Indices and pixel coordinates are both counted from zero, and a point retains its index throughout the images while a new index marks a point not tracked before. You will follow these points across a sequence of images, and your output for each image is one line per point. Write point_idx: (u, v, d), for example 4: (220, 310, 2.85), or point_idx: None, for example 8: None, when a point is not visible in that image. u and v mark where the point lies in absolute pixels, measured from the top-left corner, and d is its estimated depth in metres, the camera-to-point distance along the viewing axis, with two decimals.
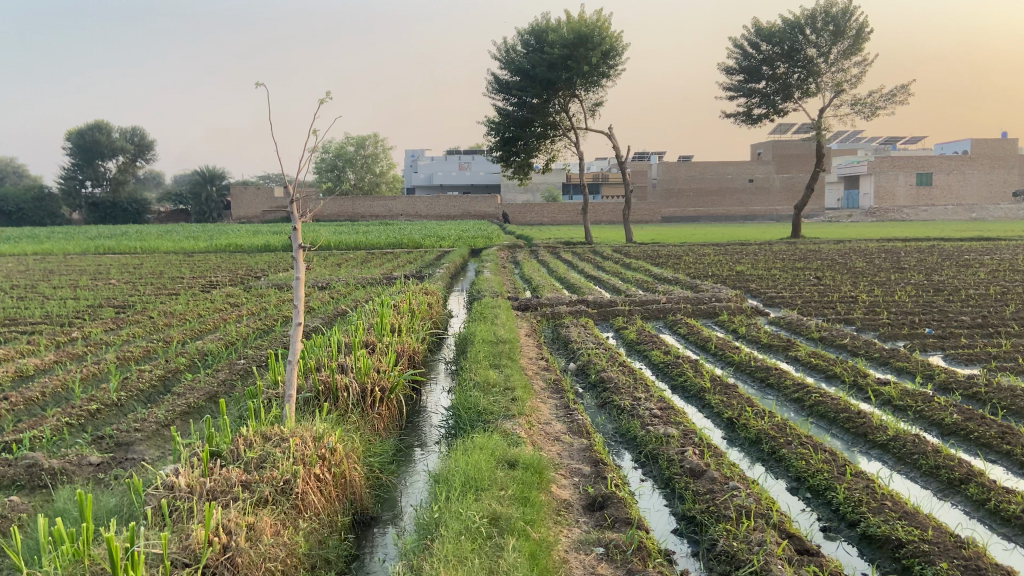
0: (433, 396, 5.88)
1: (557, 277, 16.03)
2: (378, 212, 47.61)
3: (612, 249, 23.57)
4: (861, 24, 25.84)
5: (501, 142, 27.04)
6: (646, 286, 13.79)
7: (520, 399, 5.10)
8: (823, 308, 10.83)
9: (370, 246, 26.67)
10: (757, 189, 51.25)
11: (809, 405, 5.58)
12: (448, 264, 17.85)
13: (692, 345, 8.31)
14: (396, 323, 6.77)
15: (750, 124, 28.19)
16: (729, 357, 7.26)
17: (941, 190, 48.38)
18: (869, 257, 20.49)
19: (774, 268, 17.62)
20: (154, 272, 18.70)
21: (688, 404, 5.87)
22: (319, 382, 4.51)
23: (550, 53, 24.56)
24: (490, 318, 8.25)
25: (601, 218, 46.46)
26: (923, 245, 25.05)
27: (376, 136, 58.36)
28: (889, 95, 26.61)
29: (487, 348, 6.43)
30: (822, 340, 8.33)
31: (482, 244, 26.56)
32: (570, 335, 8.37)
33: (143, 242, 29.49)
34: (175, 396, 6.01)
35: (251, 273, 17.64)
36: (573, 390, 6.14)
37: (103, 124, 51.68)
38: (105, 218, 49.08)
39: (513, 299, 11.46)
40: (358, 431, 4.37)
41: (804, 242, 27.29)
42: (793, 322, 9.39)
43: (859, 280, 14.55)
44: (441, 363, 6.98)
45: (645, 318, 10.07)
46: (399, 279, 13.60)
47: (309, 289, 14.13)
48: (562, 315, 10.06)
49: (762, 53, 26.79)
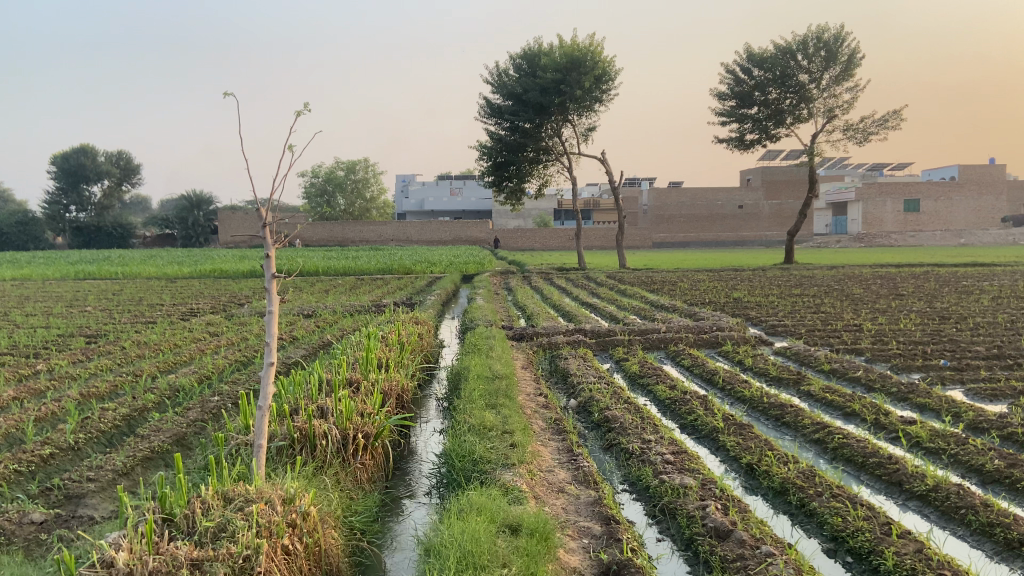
0: (423, 439, 5.38)
1: (551, 304, 15.62)
2: (368, 236, 47.24)
3: (606, 275, 23.21)
4: (852, 50, 25.82)
5: (493, 166, 26.77)
6: (643, 314, 13.37)
7: (519, 445, 4.61)
8: (829, 337, 10.40)
9: (359, 272, 26.22)
10: (746, 215, 51.24)
11: (832, 448, 5.10)
12: (439, 290, 17.42)
13: (697, 379, 7.82)
14: (384, 357, 6.28)
15: (742, 149, 28.02)
16: (738, 392, 6.80)
17: (929, 217, 48.44)
18: (866, 283, 20.19)
19: (771, 295, 17.24)
20: (135, 298, 18.20)
21: (700, 446, 5.37)
22: (294, 428, 4.02)
23: (542, 77, 24.37)
24: (485, 350, 7.75)
25: (592, 243, 46.23)
26: (918, 270, 24.78)
27: (367, 161, 58.12)
28: (881, 121, 26.55)
29: (483, 385, 5.93)
30: (833, 372, 7.87)
31: (473, 270, 26.17)
32: (569, 368, 7.89)
33: (126, 267, 28.93)
34: (138, 440, 5.54)
35: (234, 300, 17.12)
36: (575, 431, 5.64)
37: (89, 147, 51.27)
38: (90, 242, 48.41)
39: (507, 328, 11.00)
40: (338, 486, 3.87)
41: (798, 268, 27.03)
42: (801, 352, 8.93)
43: (859, 307, 14.19)
44: (432, 400, 6.48)
45: (645, 348, 9.62)
46: (387, 307, 13.13)
47: (295, 316, 13.67)
48: (559, 345, 9.59)
49: (754, 79, 26.69)
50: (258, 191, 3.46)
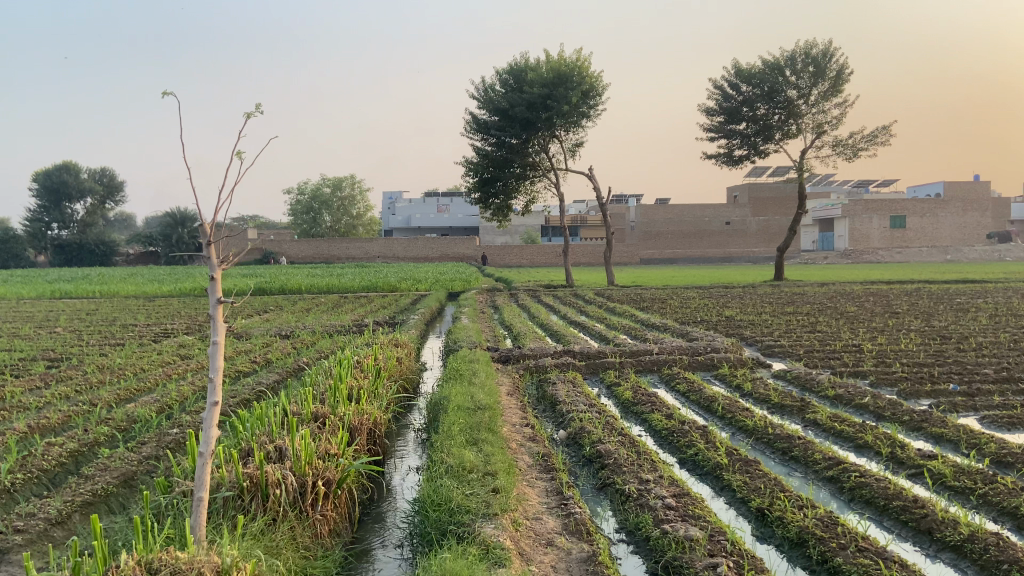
0: (399, 481, 4.87)
1: (537, 323, 15.12)
2: (354, 253, 46.68)
3: (595, 292, 22.79)
4: (841, 66, 25.71)
5: (480, 183, 26.34)
6: (634, 334, 12.92)
7: (503, 490, 4.08)
8: (829, 359, 9.97)
9: (343, 290, 25.66)
10: (734, 232, 51.06)
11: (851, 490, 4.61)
12: (424, 309, 16.89)
13: (695, 406, 7.32)
14: (357, 385, 5.76)
15: (731, 166, 27.77)
16: (740, 422, 6.32)
17: (916, 233, 48.42)
18: (860, 301, 19.88)
19: (764, 313, 16.82)
20: (110, 319, 17.55)
21: (704, 487, 4.89)
22: (243, 476, 3.50)
23: (529, 93, 24.03)
24: (468, 375, 7.24)
25: (580, 259, 45.86)
26: (909, 287, 24.53)
27: (353, 177, 57.60)
28: (870, 137, 26.41)
29: (465, 416, 5.43)
30: (838, 399, 7.41)
31: (460, 287, 25.66)
32: (558, 394, 7.38)
33: (103, 286, 28.14)
34: (80, 481, 4.97)
35: (210, 320, 16.50)
36: (566, 469, 5.14)
37: (71, 164, 50.50)
38: (71, 261, 47.47)
39: (493, 350, 10.47)
40: (292, 547, 3.34)
41: (787, 285, 26.71)
42: (802, 377, 8.47)
43: (854, 326, 13.79)
44: (410, 434, 5.94)
45: (638, 371, 9.13)
46: (368, 327, 12.61)
47: (273, 337, 13.09)
48: (547, 368, 9.09)
49: (742, 94, 26.50)
50: (203, 208, 3.03)
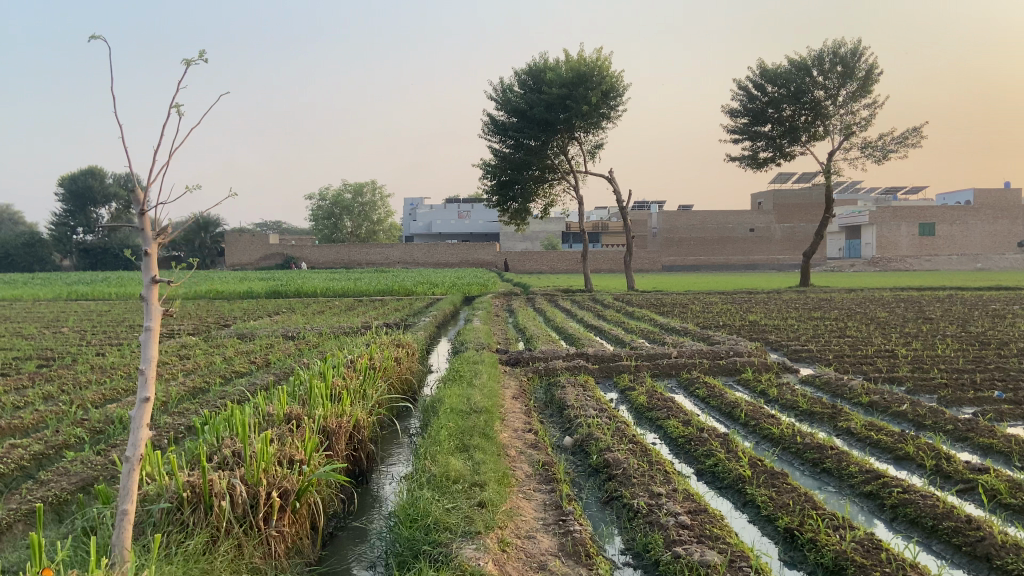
0: (379, 494, 4.36)
1: (553, 327, 14.60)
2: (374, 259, 46.42)
3: (614, 297, 22.21)
4: (870, 66, 24.99)
5: (498, 185, 25.89)
6: (652, 338, 12.34)
7: (490, 504, 3.56)
8: (861, 364, 9.34)
9: (359, 293, 25.33)
10: (758, 238, 50.15)
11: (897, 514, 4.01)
12: (437, 312, 16.48)
13: (715, 412, 6.74)
14: (343, 385, 5.28)
15: (756, 168, 27.11)
16: (763, 429, 5.76)
17: (944, 241, 47.06)
18: (890, 306, 19.11)
19: (790, 318, 16.13)
20: (118, 319, 17.31)
21: (724, 503, 4.33)
22: (185, 485, 3.02)
23: (548, 93, 23.53)
24: (469, 377, 6.72)
25: (601, 265, 45.22)
26: (941, 294, 23.66)
27: (374, 183, 57.42)
28: (899, 139, 25.62)
29: (459, 421, 4.92)
30: (872, 407, 6.80)
31: (476, 291, 25.16)
32: (566, 398, 6.84)
33: (119, 288, 28.08)
34: (35, 486, 4.53)
35: (218, 321, 16.17)
36: (569, 479, 4.61)
37: (96, 169, 50.87)
38: (95, 264, 47.78)
39: (502, 352, 9.93)
40: (235, 572, 2.85)
41: (814, 290, 25.94)
42: (833, 382, 7.84)
43: (886, 332, 13.09)
44: (399, 439, 5.44)
45: (655, 376, 8.56)
46: (377, 329, 12.19)
47: (278, 338, 12.67)
48: (557, 371, 8.56)
49: (767, 95, 25.81)
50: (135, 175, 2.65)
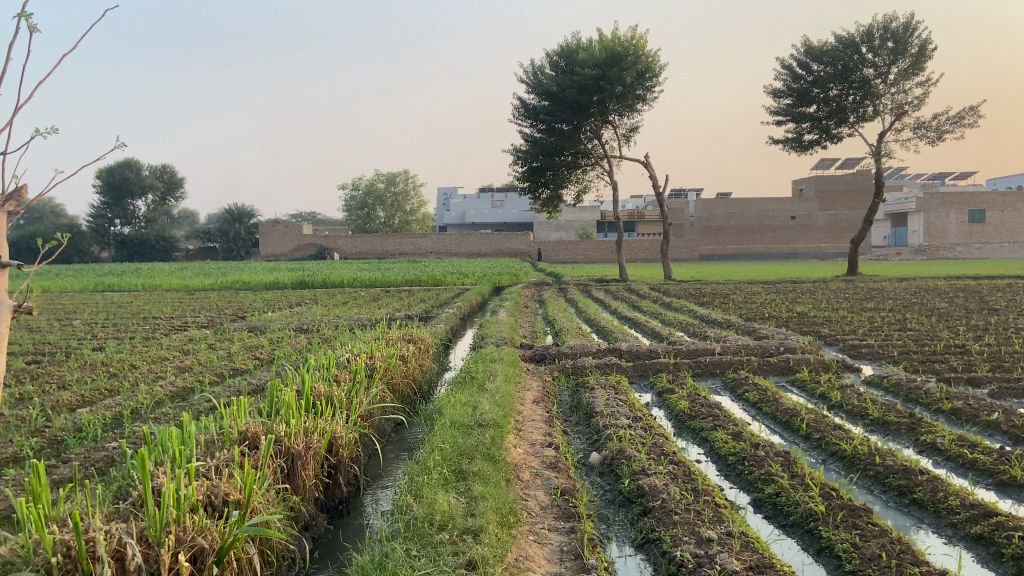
0: (353, 536, 3.51)
1: (585, 318, 13.70)
2: (407, 249, 45.83)
3: (650, 287, 21.12)
4: (924, 41, 23.44)
5: (529, 172, 24.92)
6: (692, 331, 11.36)
7: (483, 565, 2.67)
8: (930, 361, 8.28)
9: (387, 284, 24.64)
10: (800, 226, 48.49)
11: None
12: (463, 303, 15.69)
13: (769, 421, 5.76)
14: (328, 390, 4.46)
15: (800, 151, 25.75)
16: (833, 447, 4.78)
17: (995, 228, 44.77)
18: (949, 296, 17.77)
19: (841, 309, 14.97)
20: (138, 311, 16.87)
21: (793, 547, 3.40)
22: (56, 545, 2.24)
23: (580, 74, 22.46)
24: (482, 381, 5.85)
25: (636, 255, 43.98)
26: (1000, 283, 22.15)
27: (407, 172, 56.80)
28: (955, 119, 24.06)
29: (460, 438, 4.05)
30: (956, 415, 5.72)
31: (507, 281, 24.31)
32: (595, 404, 5.91)
33: (148, 279, 27.79)
34: None
35: (235, 313, 15.56)
36: (594, 514, 3.71)
37: (133, 162, 51.19)
38: (133, 256, 48.14)
39: (526, 348, 9.01)
40: None
41: (863, 280, 24.53)
42: (904, 384, 6.78)
43: (952, 325, 11.84)
44: (392, 459, 4.57)
45: (697, 376, 7.59)
46: (395, 322, 11.42)
47: (292, 332, 11.97)
48: (586, 370, 7.63)
49: (813, 74, 24.42)
50: None
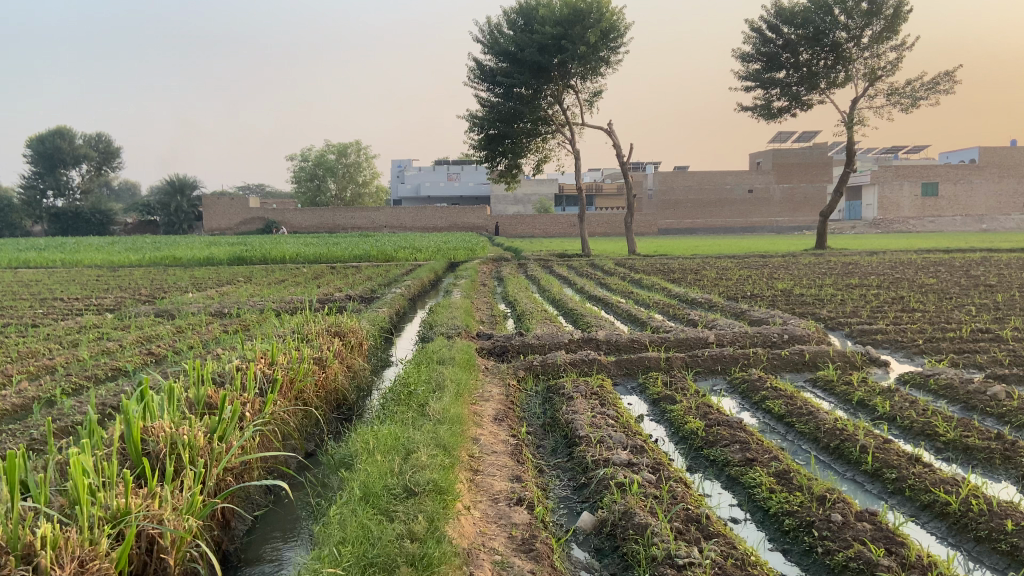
0: None
1: (548, 298, 12.15)
2: (360, 223, 43.58)
3: (613, 263, 19.67)
4: (900, 2, 22.15)
5: (485, 139, 23.08)
6: (672, 313, 9.89)
7: None
8: (968, 354, 6.84)
9: (332, 259, 22.76)
10: (757, 199, 47.64)
11: None
12: (412, 280, 13.99)
13: (809, 446, 4.28)
14: (172, 432, 2.88)
15: (769, 119, 24.48)
16: (926, 496, 3.33)
17: (949, 201, 44.46)
18: (932, 271, 16.67)
19: (824, 286, 13.64)
20: (41, 291, 14.77)
21: None
22: None
23: (540, 33, 20.73)
24: (423, 399, 4.27)
25: (596, 229, 42.64)
26: (973, 256, 21.20)
27: (359, 142, 54.29)
28: (929, 84, 22.96)
29: (375, 528, 2.46)
30: None
31: (462, 257, 22.61)
32: (579, 423, 4.38)
33: (71, 255, 25.43)
34: None
35: (151, 294, 13.64)
36: None
37: (66, 130, 48.11)
38: (67, 230, 45.12)
39: (484, 338, 7.44)
40: None
41: (833, 254, 23.46)
42: (959, 387, 5.38)
43: (957, 305, 10.53)
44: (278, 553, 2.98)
45: (695, 375, 6.10)
46: (330, 305, 9.75)
47: (209, 318, 10.18)
48: (558, 369, 6.08)
49: (783, 37, 23.08)
50: None
